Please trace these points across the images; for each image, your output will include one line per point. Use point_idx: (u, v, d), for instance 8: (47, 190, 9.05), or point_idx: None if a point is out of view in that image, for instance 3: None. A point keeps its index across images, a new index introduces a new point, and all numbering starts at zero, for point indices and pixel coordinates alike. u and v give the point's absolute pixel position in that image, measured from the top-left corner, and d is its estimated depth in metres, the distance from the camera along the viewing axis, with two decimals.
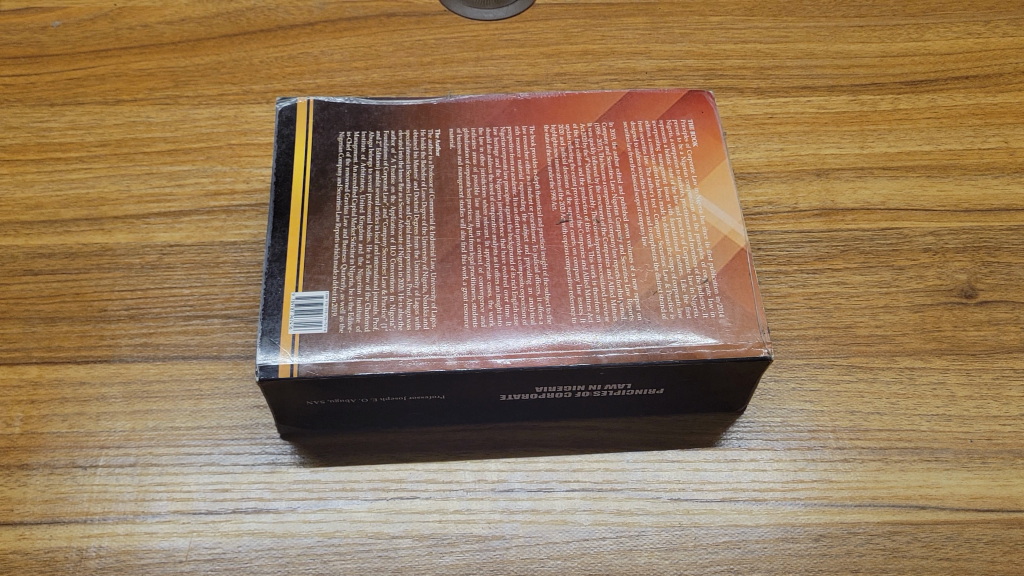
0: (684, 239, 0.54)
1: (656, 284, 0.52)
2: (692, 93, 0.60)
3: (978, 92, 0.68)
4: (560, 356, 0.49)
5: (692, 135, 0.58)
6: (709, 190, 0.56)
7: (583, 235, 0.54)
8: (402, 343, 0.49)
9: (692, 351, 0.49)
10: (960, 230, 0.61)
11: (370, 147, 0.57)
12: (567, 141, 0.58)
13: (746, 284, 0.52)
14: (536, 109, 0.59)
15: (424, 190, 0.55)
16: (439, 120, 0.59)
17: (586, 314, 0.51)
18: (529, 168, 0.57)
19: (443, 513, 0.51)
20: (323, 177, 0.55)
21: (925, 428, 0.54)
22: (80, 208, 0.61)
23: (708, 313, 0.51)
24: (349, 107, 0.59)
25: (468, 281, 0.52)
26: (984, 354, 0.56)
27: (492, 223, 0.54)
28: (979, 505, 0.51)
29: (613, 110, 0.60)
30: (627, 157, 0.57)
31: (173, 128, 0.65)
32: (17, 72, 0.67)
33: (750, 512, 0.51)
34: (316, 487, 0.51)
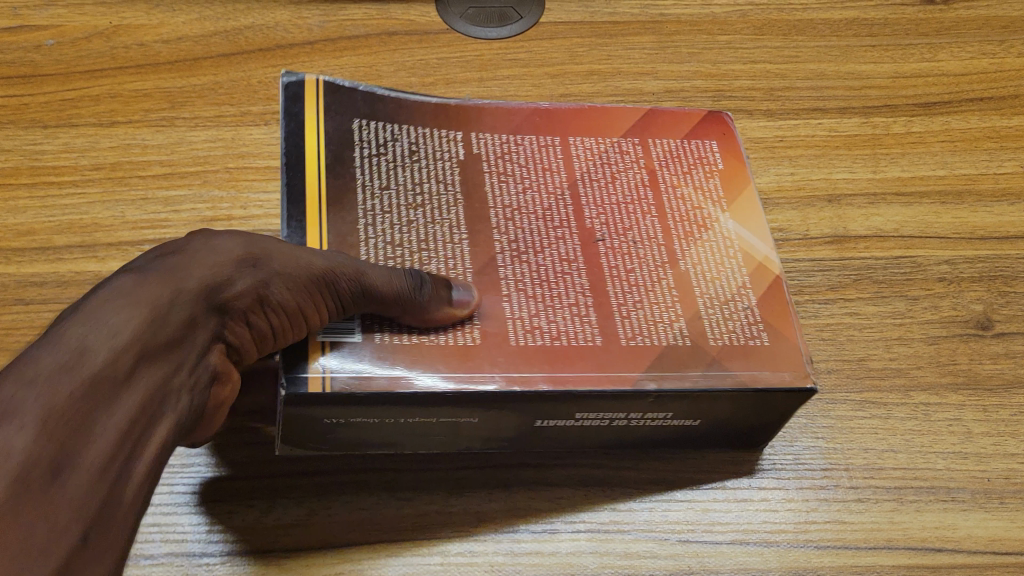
0: (721, 264, 0.53)
1: (699, 309, 0.51)
2: (712, 115, 0.61)
3: (994, 115, 0.66)
4: (618, 377, 0.47)
5: (717, 159, 0.59)
6: (740, 215, 0.56)
7: (620, 255, 0.53)
8: (443, 361, 0.47)
9: (745, 378, 0.48)
10: (975, 259, 0.60)
11: (390, 141, 0.56)
12: (594, 156, 0.58)
13: (784, 312, 0.51)
14: (559, 120, 0.59)
15: (453, 193, 0.54)
16: (460, 122, 0.58)
17: (634, 336, 0.49)
18: (559, 182, 0.56)
19: (443, 555, 0.49)
20: (340, 165, 0.53)
21: (940, 467, 0.52)
22: (73, 234, 0.60)
23: (752, 340, 0.50)
24: (365, 96, 0.57)
25: (508, 296, 0.50)
26: (1001, 389, 0.55)
27: (526, 236, 0.53)
28: (997, 548, 0.50)
29: (638, 127, 0.60)
30: (656, 178, 0.57)
31: (169, 151, 0.63)
32: (11, 92, 0.66)
33: (761, 555, 0.49)
34: (316, 529, 0.49)
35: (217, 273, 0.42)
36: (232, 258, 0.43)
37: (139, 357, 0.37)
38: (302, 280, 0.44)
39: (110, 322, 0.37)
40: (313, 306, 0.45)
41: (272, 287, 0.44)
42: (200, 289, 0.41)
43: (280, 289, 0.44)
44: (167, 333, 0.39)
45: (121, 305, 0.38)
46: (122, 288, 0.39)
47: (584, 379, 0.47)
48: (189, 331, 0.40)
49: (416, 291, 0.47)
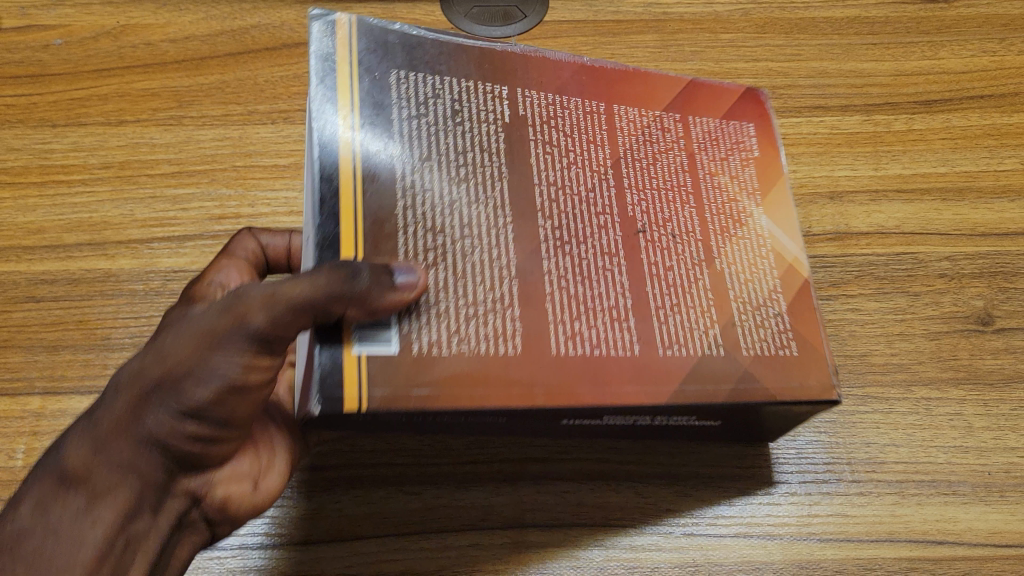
0: (755, 266, 0.51)
1: (734, 316, 0.49)
2: (749, 93, 0.59)
3: (994, 112, 0.67)
4: (654, 391, 0.44)
5: (752, 144, 0.57)
6: (773, 210, 0.54)
7: (660, 249, 0.49)
8: (479, 373, 0.42)
9: (776, 394, 0.47)
10: (976, 255, 0.60)
11: (431, 99, 0.50)
12: (636, 130, 0.54)
13: (813, 318, 0.50)
14: (603, 81, 0.56)
15: (497, 166, 0.49)
16: (504, 76, 0.52)
17: (672, 345, 0.46)
18: (602, 157, 0.52)
19: (450, 548, 0.50)
20: (376, 130, 0.47)
21: (942, 461, 0.53)
22: (83, 232, 0.60)
23: (783, 350, 0.48)
24: (402, 41, 0.51)
25: (551, 295, 0.46)
26: (1002, 383, 0.56)
27: (569, 221, 0.48)
28: (998, 541, 0.50)
29: (679, 101, 0.57)
30: (695, 161, 0.54)
31: (177, 150, 0.64)
32: (19, 92, 0.66)
33: (765, 548, 0.50)
34: (325, 522, 0.50)
35: (123, 412, 0.39)
36: (128, 389, 0.40)
37: (61, 523, 0.38)
38: (212, 362, 0.39)
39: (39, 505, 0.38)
40: (247, 373, 0.39)
41: (180, 388, 0.39)
42: (104, 434, 0.39)
43: (196, 390, 0.39)
44: (93, 493, 0.38)
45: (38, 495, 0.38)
46: (50, 460, 0.40)
47: (623, 395, 0.44)
48: (123, 479, 0.39)
49: (354, 285, 0.39)
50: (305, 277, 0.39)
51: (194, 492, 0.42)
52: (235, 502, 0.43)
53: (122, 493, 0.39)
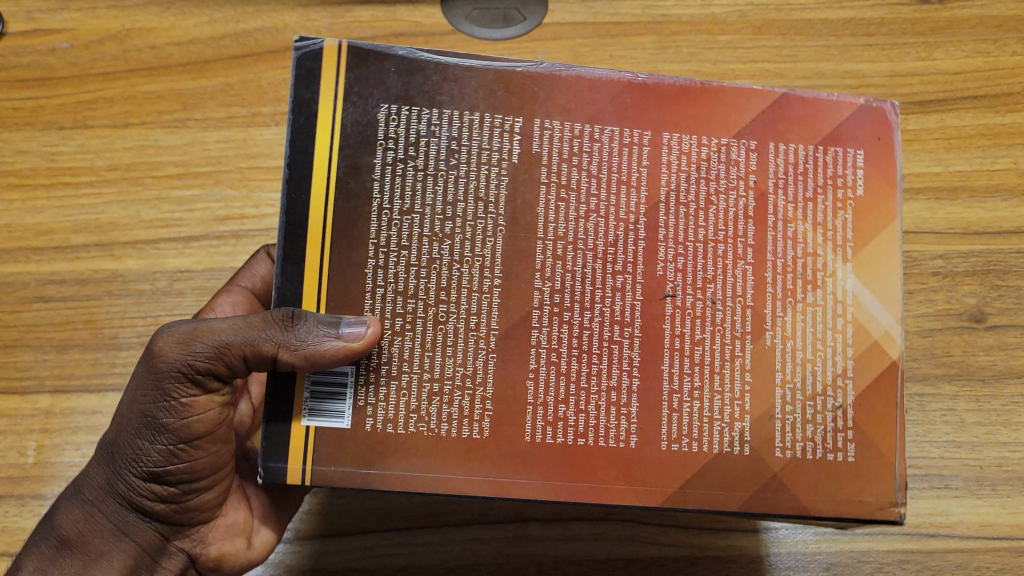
0: (819, 341, 0.45)
1: (775, 405, 0.45)
2: (868, 109, 0.48)
3: (988, 112, 0.63)
4: (646, 492, 0.44)
5: (857, 178, 0.47)
6: (866, 269, 0.46)
7: (690, 317, 0.44)
8: (437, 457, 0.43)
9: (803, 502, 0.44)
10: (969, 253, 0.60)
11: (424, 136, 0.44)
12: (689, 163, 0.46)
13: (885, 418, 0.45)
14: (657, 99, 0.47)
15: (494, 219, 0.44)
16: (522, 101, 0.45)
17: (679, 439, 0.44)
18: (636, 202, 0.45)
19: (453, 542, 0.54)
20: (353, 178, 0.44)
21: (935, 455, 0.56)
22: (90, 233, 0.62)
23: (834, 454, 0.45)
24: (400, 63, 0.45)
25: (536, 372, 0.43)
26: (993, 380, 0.58)
27: (579, 286, 0.44)
28: (988, 533, 0.55)
29: (760, 124, 0.47)
30: (766, 204, 0.46)
31: (182, 152, 0.63)
32: (27, 95, 0.64)
33: (763, 541, 0.55)
34: (343, 518, 0.55)
35: (100, 479, 0.45)
36: (100, 455, 0.45)
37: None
38: (157, 420, 0.43)
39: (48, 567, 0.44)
40: (194, 428, 0.43)
41: (137, 452, 0.44)
42: (87, 502, 0.45)
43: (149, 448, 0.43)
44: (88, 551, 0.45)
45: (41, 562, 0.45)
46: (48, 523, 0.46)
47: (605, 493, 0.43)
48: (108, 537, 0.45)
49: (286, 333, 0.41)
50: (238, 325, 0.42)
51: (188, 550, 0.47)
52: (230, 559, 0.48)
53: (113, 558, 0.45)
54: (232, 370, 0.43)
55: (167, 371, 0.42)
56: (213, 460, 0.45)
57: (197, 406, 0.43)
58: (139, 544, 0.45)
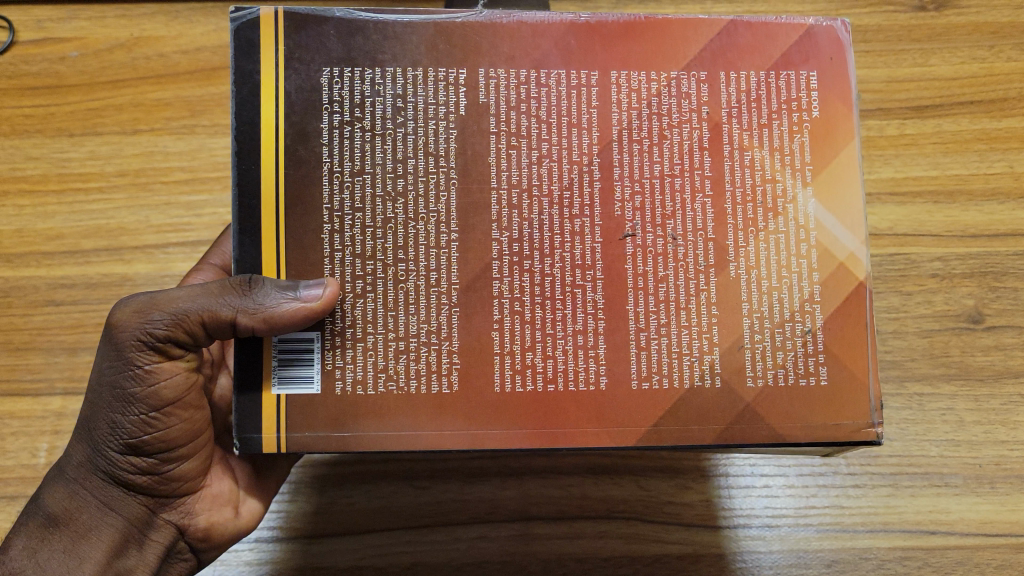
0: (784, 269, 0.47)
1: (742, 336, 0.47)
2: (819, 29, 0.48)
3: (983, 117, 0.63)
4: (621, 432, 0.46)
5: (812, 100, 0.48)
6: (827, 192, 0.47)
7: (652, 255, 0.46)
8: (410, 412, 0.45)
9: (778, 430, 0.46)
10: (967, 255, 0.61)
11: (369, 96, 0.46)
12: (640, 100, 0.47)
13: (857, 336, 0.47)
14: (600, 39, 0.48)
15: (445, 173, 0.46)
16: (465, 51, 0.47)
17: (648, 377, 0.46)
18: (589, 143, 0.47)
19: (459, 541, 0.55)
20: (302, 143, 0.46)
21: (935, 454, 0.57)
22: (99, 238, 0.63)
23: (806, 378, 0.47)
24: (338, 25, 0.46)
25: (500, 322, 0.46)
26: (992, 379, 0.59)
27: (535, 232, 0.46)
28: (989, 530, 0.56)
29: (708, 54, 0.48)
30: (721, 134, 0.47)
31: (190, 158, 0.64)
32: (37, 102, 0.65)
33: (764, 538, 0.56)
34: (349, 518, 0.56)
35: (81, 456, 0.46)
36: (78, 434, 0.46)
37: (51, 561, 0.44)
38: (127, 390, 0.44)
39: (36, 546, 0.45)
40: (163, 394, 0.45)
41: (112, 425, 0.45)
42: (71, 481, 0.46)
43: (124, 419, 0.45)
44: (74, 527, 0.45)
45: (27, 540, 0.45)
46: (33, 506, 0.46)
47: (579, 436, 0.46)
48: (94, 512, 0.46)
49: (244, 298, 0.43)
50: (194, 294, 0.44)
51: (176, 522, 0.48)
52: (219, 528, 0.49)
53: (102, 533, 0.45)
54: (193, 338, 0.45)
55: (130, 342, 0.44)
56: (186, 426, 0.46)
57: (163, 372, 0.45)
58: (126, 518, 0.46)
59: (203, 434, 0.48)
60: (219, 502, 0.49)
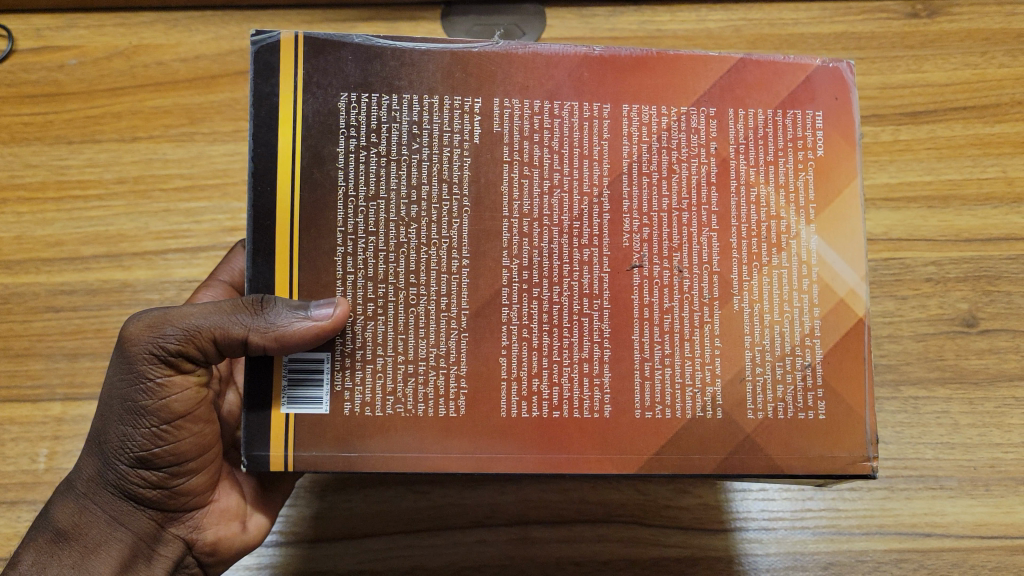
0: (786, 303, 0.48)
1: (745, 367, 0.47)
2: (823, 71, 0.50)
3: (977, 122, 0.63)
4: (622, 460, 0.46)
5: (817, 139, 0.49)
6: (829, 228, 0.48)
7: (657, 287, 0.47)
8: (417, 434, 0.45)
9: (776, 463, 0.47)
10: (961, 260, 0.61)
11: (385, 122, 0.47)
12: (650, 133, 0.48)
13: (855, 372, 0.47)
14: (612, 71, 0.49)
15: (458, 201, 0.47)
16: (479, 79, 0.48)
17: (652, 407, 0.46)
18: (599, 175, 0.48)
19: (458, 544, 0.56)
20: (318, 167, 0.46)
21: (930, 457, 0.58)
22: (99, 245, 0.63)
23: (806, 412, 0.47)
24: (356, 51, 0.47)
25: (509, 348, 0.46)
26: (986, 382, 0.59)
27: (544, 261, 0.47)
28: (984, 532, 0.57)
29: (717, 90, 0.49)
30: (728, 170, 0.48)
31: (189, 165, 0.64)
32: (36, 110, 0.65)
33: (761, 541, 0.56)
34: (348, 522, 0.56)
35: (91, 470, 0.46)
36: (89, 448, 0.46)
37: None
38: (138, 404, 0.45)
39: (46, 558, 0.45)
40: (174, 408, 0.45)
41: (124, 438, 0.45)
42: (80, 495, 0.46)
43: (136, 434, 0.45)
44: (85, 540, 0.45)
45: (38, 552, 0.45)
46: (42, 520, 0.47)
47: (582, 464, 0.46)
48: (103, 526, 0.46)
49: (256, 316, 0.44)
50: (207, 310, 0.45)
51: (184, 536, 0.48)
52: (226, 542, 0.49)
53: (112, 548, 0.46)
54: (204, 353, 0.45)
55: (142, 354, 0.44)
56: (196, 440, 0.47)
57: (173, 386, 0.45)
58: (135, 533, 0.46)
59: (211, 449, 0.48)
60: (224, 513, 0.50)
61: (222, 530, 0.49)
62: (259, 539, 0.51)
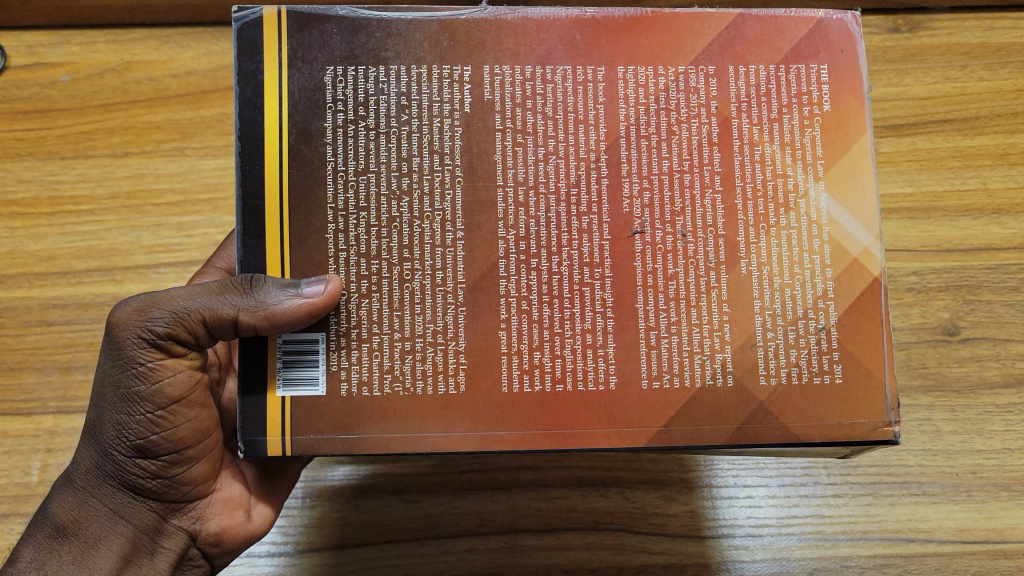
0: (796, 265, 0.48)
1: (755, 332, 0.47)
2: (829, 22, 0.49)
3: (957, 135, 0.64)
4: (631, 433, 0.47)
5: (823, 93, 0.49)
6: (839, 186, 0.48)
7: (661, 252, 0.47)
8: (416, 417, 0.46)
9: (791, 430, 0.47)
10: (942, 270, 0.62)
11: (373, 94, 0.47)
12: (647, 95, 0.48)
13: (872, 333, 0.48)
14: (605, 35, 0.49)
15: (450, 171, 0.47)
16: (469, 48, 0.48)
17: (659, 376, 0.47)
18: (596, 139, 0.48)
19: (448, 553, 0.56)
20: (305, 143, 0.47)
21: (913, 463, 0.59)
22: (92, 259, 0.63)
23: (821, 376, 0.47)
24: (340, 24, 0.48)
25: (507, 321, 0.47)
26: (967, 391, 0.60)
27: (542, 230, 0.47)
28: (966, 537, 0.57)
29: (716, 48, 0.49)
30: (730, 129, 0.48)
31: (181, 180, 0.65)
32: (28, 125, 0.66)
33: (747, 548, 0.57)
34: (341, 532, 0.56)
35: (89, 462, 0.47)
36: (86, 441, 0.47)
37: (62, 571, 0.45)
38: (131, 390, 0.45)
39: (47, 553, 0.46)
40: (168, 393, 0.46)
41: (118, 427, 0.46)
42: (79, 489, 0.47)
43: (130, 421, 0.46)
44: (85, 534, 0.46)
45: (39, 547, 0.46)
46: (42, 516, 0.47)
47: (589, 438, 0.46)
48: (104, 518, 0.47)
49: (246, 296, 0.44)
50: (196, 293, 0.45)
51: (188, 528, 0.49)
52: (229, 533, 0.50)
53: (112, 542, 0.46)
54: (195, 337, 0.46)
55: (131, 339, 0.45)
56: (194, 427, 0.47)
57: (166, 369, 0.46)
58: (135, 527, 0.47)
59: (211, 436, 0.49)
60: (227, 501, 0.50)
61: (226, 518, 0.50)
62: (264, 528, 0.51)
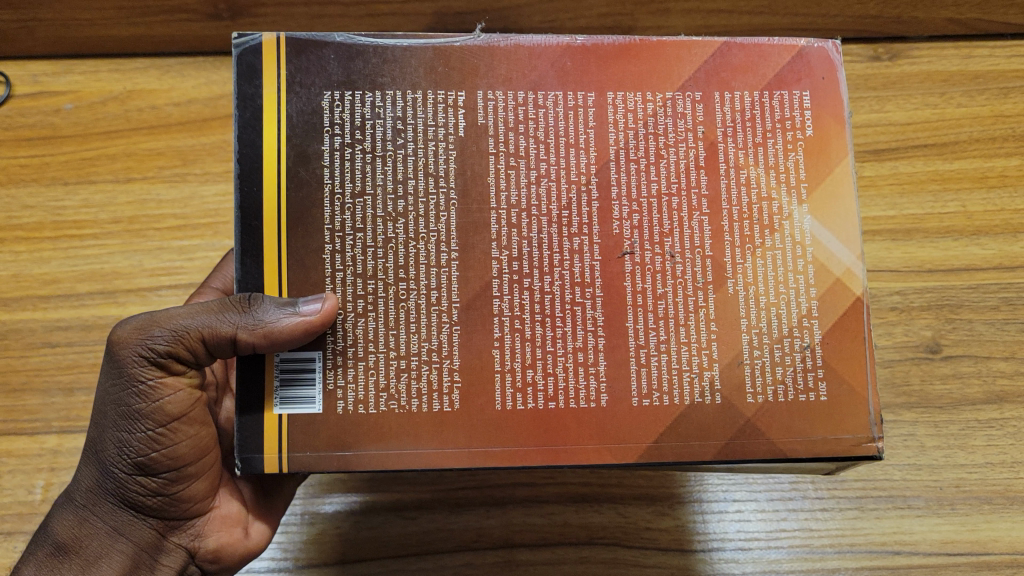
0: (781, 285, 0.49)
1: (741, 351, 0.49)
2: (811, 49, 0.51)
3: (937, 159, 0.67)
4: (619, 450, 0.48)
5: (806, 118, 0.51)
6: (822, 208, 0.50)
7: (650, 273, 0.49)
8: (411, 434, 0.48)
9: (777, 447, 0.49)
10: (924, 289, 0.64)
11: (368, 118, 0.49)
12: (636, 120, 0.50)
13: (854, 352, 0.49)
14: (596, 62, 0.51)
15: (444, 193, 0.49)
16: (463, 74, 0.50)
17: (648, 394, 0.48)
18: (586, 162, 0.50)
19: (445, 568, 0.57)
20: (302, 164, 0.48)
21: (898, 477, 0.60)
22: (95, 282, 0.65)
23: (806, 394, 0.49)
24: (337, 49, 0.50)
25: (500, 339, 0.48)
26: (950, 407, 0.62)
27: (533, 251, 0.49)
28: (950, 549, 0.59)
29: (703, 74, 0.51)
30: (717, 152, 0.50)
31: (183, 205, 0.66)
32: (32, 152, 0.67)
33: (738, 561, 0.58)
34: (340, 548, 0.57)
35: (89, 480, 0.48)
36: (86, 459, 0.48)
37: None
38: (132, 408, 0.47)
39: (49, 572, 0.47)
40: (167, 411, 0.47)
41: (118, 445, 0.47)
42: (79, 507, 0.48)
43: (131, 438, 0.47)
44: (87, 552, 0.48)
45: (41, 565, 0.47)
46: (43, 534, 0.49)
47: (579, 454, 0.48)
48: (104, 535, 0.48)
49: (245, 314, 0.46)
50: (195, 311, 0.47)
51: (186, 545, 0.50)
52: (227, 549, 0.51)
53: (112, 559, 0.48)
54: (194, 354, 0.47)
55: (131, 357, 0.46)
56: (192, 444, 0.48)
57: (166, 388, 0.47)
58: (134, 543, 0.48)
59: (209, 453, 0.50)
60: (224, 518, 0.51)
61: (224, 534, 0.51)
62: (262, 544, 0.52)
